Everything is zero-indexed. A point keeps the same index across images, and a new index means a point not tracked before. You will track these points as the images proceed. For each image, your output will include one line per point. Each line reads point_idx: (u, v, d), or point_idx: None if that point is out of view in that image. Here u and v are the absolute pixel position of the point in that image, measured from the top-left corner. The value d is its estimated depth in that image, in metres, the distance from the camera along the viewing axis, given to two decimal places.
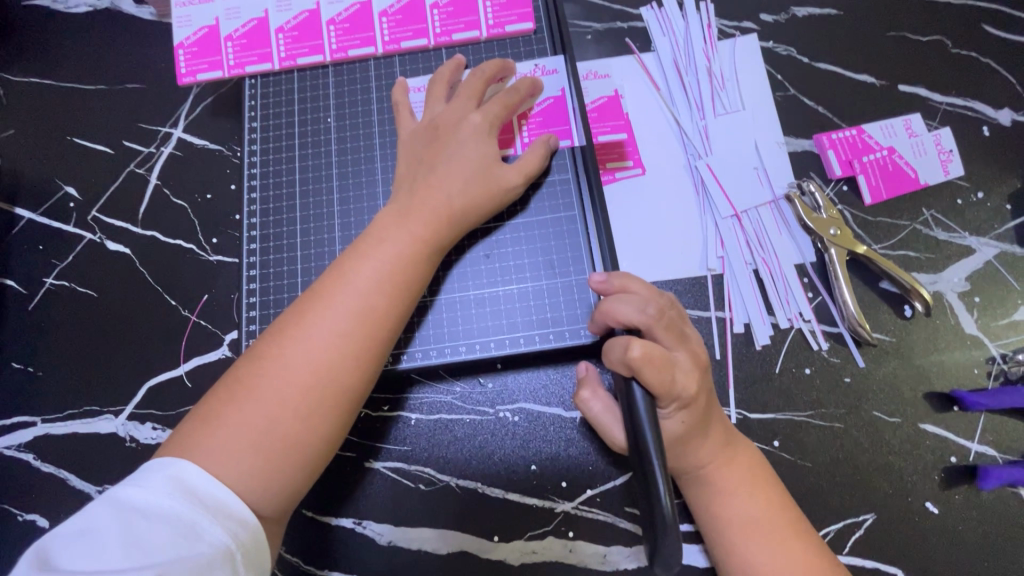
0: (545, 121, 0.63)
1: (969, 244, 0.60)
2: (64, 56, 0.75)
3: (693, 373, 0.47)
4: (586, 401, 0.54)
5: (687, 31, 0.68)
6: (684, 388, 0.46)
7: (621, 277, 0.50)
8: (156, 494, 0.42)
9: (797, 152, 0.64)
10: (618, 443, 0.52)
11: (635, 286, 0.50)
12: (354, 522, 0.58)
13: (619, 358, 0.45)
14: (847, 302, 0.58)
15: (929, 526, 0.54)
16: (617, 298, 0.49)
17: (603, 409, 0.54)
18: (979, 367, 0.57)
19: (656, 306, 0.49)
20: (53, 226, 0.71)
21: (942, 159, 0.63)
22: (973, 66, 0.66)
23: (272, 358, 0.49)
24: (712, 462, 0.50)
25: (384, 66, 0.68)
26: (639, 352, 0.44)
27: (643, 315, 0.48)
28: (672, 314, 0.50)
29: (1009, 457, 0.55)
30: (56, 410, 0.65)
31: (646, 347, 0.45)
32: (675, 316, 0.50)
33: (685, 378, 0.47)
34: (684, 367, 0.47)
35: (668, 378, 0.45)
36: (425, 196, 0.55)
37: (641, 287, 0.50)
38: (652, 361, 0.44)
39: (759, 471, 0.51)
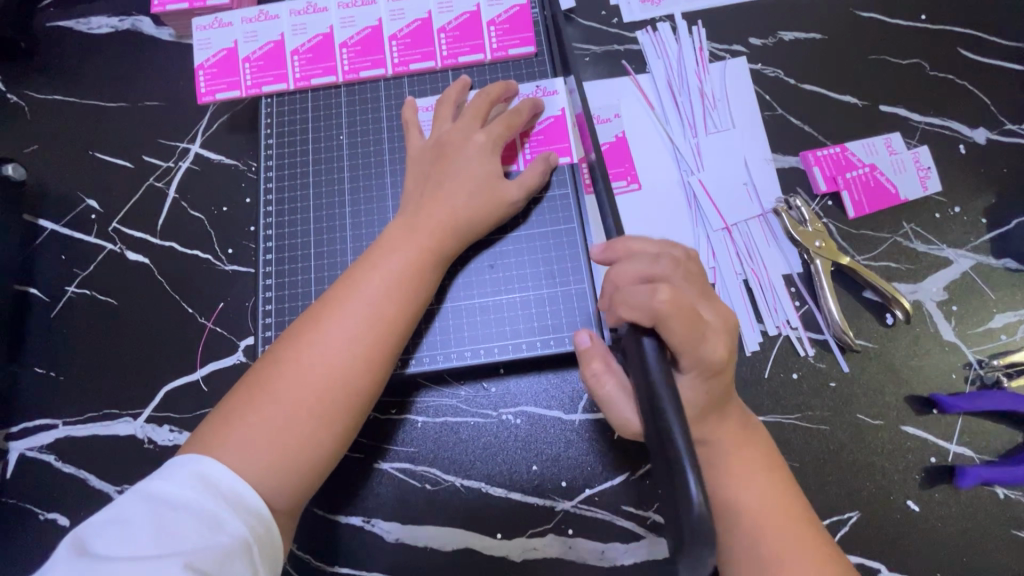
0: (547, 138, 0.66)
1: (946, 256, 0.64)
2: (87, 75, 0.79)
3: (718, 331, 0.48)
4: (597, 375, 0.53)
5: (680, 54, 0.72)
6: (710, 348, 0.46)
7: (624, 241, 0.50)
8: (183, 487, 0.45)
9: (784, 168, 0.68)
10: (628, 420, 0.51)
11: (647, 245, 0.51)
12: (363, 521, 0.61)
13: (640, 303, 0.45)
14: (832, 310, 0.61)
15: (910, 523, 0.57)
16: (629, 258, 0.49)
17: (614, 385, 0.52)
18: (957, 372, 0.60)
19: (672, 265, 0.49)
20: (74, 236, 0.74)
21: (921, 175, 0.66)
22: (950, 88, 0.70)
23: (289, 360, 0.52)
24: (727, 445, 0.51)
25: (393, 87, 0.72)
26: (665, 298, 0.44)
27: (656, 267, 0.48)
28: (692, 272, 0.50)
29: (986, 458, 0.58)
30: (76, 413, 0.68)
31: (670, 292, 0.45)
32: (696, 275, 0.50)
33: (712, 340, 0.47)
34: (710, 328, 0.47)
35: (691, 330, 0.45)
36: (432, 209, 0.59)
37: (649, 245, 0.51)
38: (676, 310, 0.44)
39: (769, 459, 0.52)
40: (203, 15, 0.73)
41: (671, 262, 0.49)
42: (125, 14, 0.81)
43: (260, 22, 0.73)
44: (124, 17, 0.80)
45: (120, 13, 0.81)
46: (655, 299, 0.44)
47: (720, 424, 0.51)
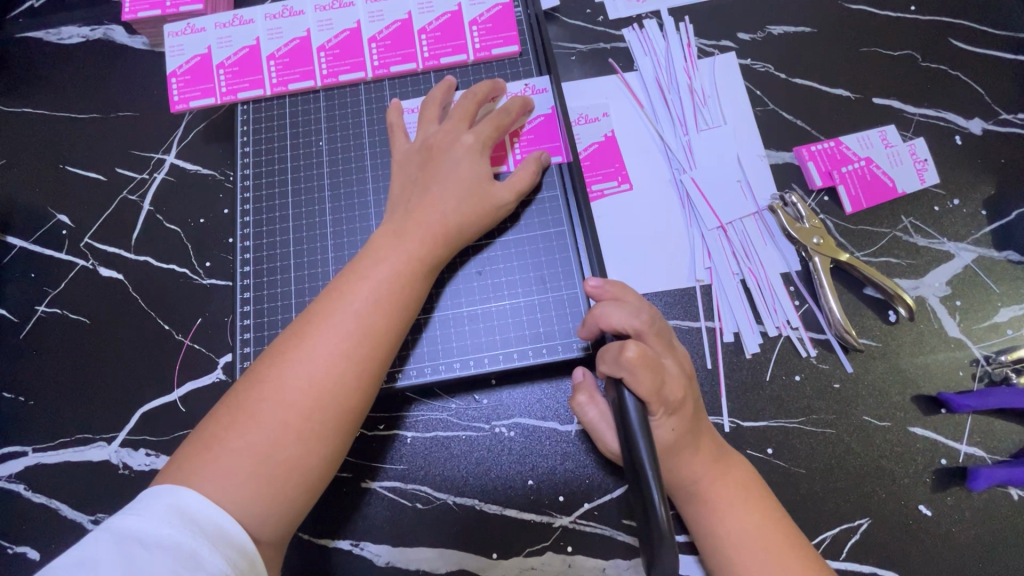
0: (536, 138, 0.64)
1: (947, 249, 0.62)
2: (56, 86, 0.76)
3: (679, 379, 0.49)
4: (582, 405, 0.55)
5: (668, 51, 0.70)
6: (671, 394, 0.47)
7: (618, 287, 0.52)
8: (157, 523, 0.42)
9: (778, 164, 0.66)
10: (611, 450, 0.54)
11: (630, 295, 0.53)
12: (351, 544, 0.58)
13: (612, 359, 0.47)
14: (833, 308, 0.59)
15: (923, 528, 0.54)
16: (609, 304, 0.51)
17: (598, 415, 0.55)
18: (963, 369, 0.58)
19: (649, 315, 0.51)
20: (45, 254, 0.71)
21: (918, 168, 0.65)
22: (943, 79, 0.68)
23: (272, 379, 0.49)
24: (701, 475, 0.50)
25: (373, 90, 0.70)
26: (633, 354, 0.45)
27: (635, 321, 0.50)
28: (662, 324, 0.51)
29: (999, 457, 0.56)
30: (47, 439, 0.64)
31: (641, 350, 0.46)
32: (665, 327, 0.52)
33: (671, 384, 0.48)
34: (672, 374, 0.48)
35: (659, 383, 0.46)
36: (420, 215, 0.56)
37: (633, 296, 0.53)
38: (643, 365, 0.45)
39: (753, 486, 0.51)
40: (175, 23, 0.71)
41: (649, 316, 0.50)
42: (96, 23, 0.78)
43: (234, 27, 0.71)
44: (96, 26, 0.78)
45: (92, 22, 0.78)
46: (624, 355, 0.46)
47: (694, 452, 0.50)
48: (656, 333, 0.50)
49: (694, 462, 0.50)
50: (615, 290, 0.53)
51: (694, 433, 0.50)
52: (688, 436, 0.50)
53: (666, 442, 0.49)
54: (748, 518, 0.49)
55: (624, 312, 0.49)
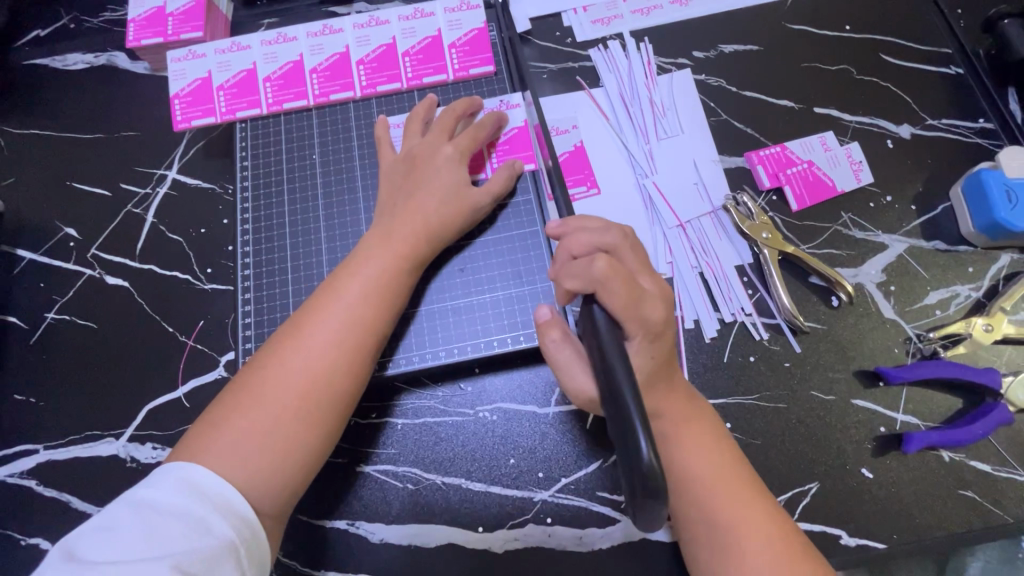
0: (511, 147, 0.71)
1: (882, 241, 0.69)
2: (63, 109, 0.82)
3: (657, 302, 0.52)
4: (553, 342, 0.54)
5: (630, 68, 0.77)
6: (650, 315, 0.50)
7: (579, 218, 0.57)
8: (170, 493, 0.46)
9: (730, 168, 0.73)
10: (580, 384, 0.53)
11: (593, 222, 0.57)
12: (347, 524, 0.62)
13: (584, 276, 0.50)
14: (781, 295, 0.66)
15: (866, 489, 0.60)
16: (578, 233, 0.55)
17: (569, 351, 0.54)
18: (898, 346, 0.65)
19: (616, 236, 0.54)
20: (53, 264, 0.75)
21: (854, 169, 0.72)
22: (875, 89, 0.76)
23: (273, 365, 0.54)
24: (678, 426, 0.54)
25: (362, 108, 0.76)
26: (603, 268, 0.49)
27: (607, 239, 0.54)
28: (635, 247, 0.56)
29: (931, 424, 0.62)
30: (58, 437, 0.68)
31: (610, 263, 0.50)
32: (638, 253, 0.55)
33: (650, 305, 0.51)
34: (651, 296, 0.51)
35: (631, 298, 0.49)
36: (405, 217, 0.62)
37: (601, 225, 0.56)
38: (615, 278, 0.49)
39: (722, 439, 0.56)
40: (177, 49, 0.77)
41: (619, 233, 0.55)
42: (101, 50, 0.84)
43: (232, 53, 0.77)
44: (100, 53, 0.84)
45: (96, 50, 0.84)
46: (595, 269, 0.49)
47: (667, 392, 0.55)
48: (629, 247, 0.55)
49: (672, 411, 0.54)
50: (576, 223, 0.57)
51: (667, 369, 0.54)
52: (663, 367, 0.53)
53: (642, 366, 0.51)
54: (719, 467, 0.53)
55: (592, 233, 0.54)
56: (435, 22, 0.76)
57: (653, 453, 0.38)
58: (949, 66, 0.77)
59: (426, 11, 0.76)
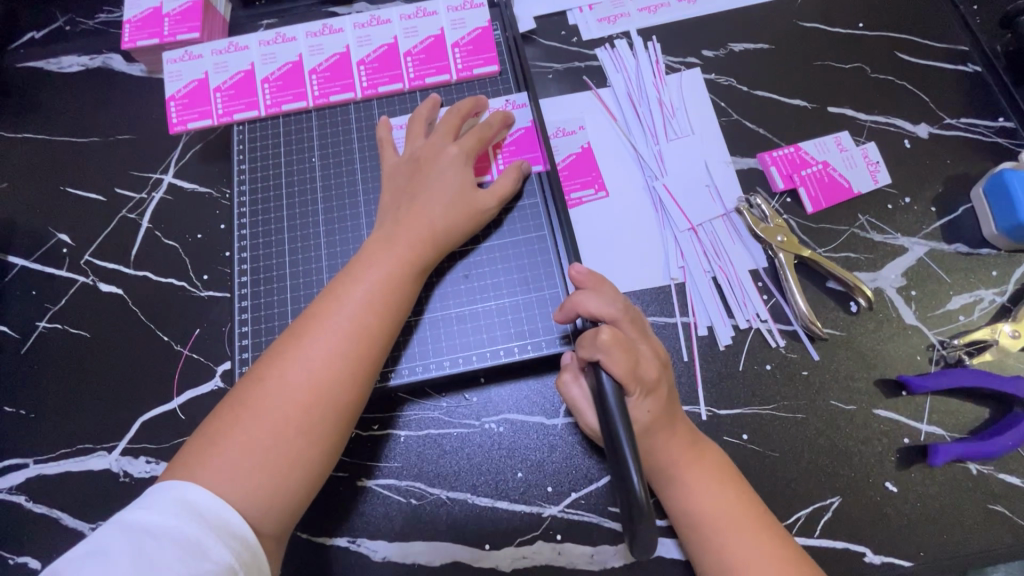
0: (517, 148, 0.69)
1: (901, 244, 0.67)
2: (57, 112, 0.80)
3: (653, 363, 0.54)
4: (567, 384, 0.58)
5: (638, 67, 0.75)
6: (647, 372, 0.52)
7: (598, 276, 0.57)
8: (164, 515, 0.44)
9: (743, 169, 0.71)
10: (590, 427, 0.57)
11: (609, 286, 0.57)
12: (348, 541, 0.60)
13: (589, 343, 0.52)
14: (798, 301, 0.63)
15: (890, 503, 0.58)
16: (587, 293, 0.55)
17: (581, 395, 0.58)
18: (921, 353, 0.62)
19: (622, 303, 0.56)
20: (46, 272, 0.73)
21: (871, 169, 0.70)
22: (891, 88, 0.74)
23: (273, 376, 0.52)
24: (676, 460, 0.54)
25: (363, 110, 0.74)
26: (607, 336, 0.51)
27: (611, 309, 0.55)
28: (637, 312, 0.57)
29: (957, 435, 0.60)
30: (49, 450, 0.66)
31: (613, 333, 0.51)
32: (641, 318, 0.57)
33: (647, 364, 0.53)
34: (647, 357, 0.53)
35: (633, 363, 0.51)
36: (410, 222, 0.60)
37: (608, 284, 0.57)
38: (616, 346, 0.51)
39: (725, 471, 0.54)
40: (173, 50, 0.76)
41: (622, 304, 0.55)
42: (96, 52, 0.82)
43: (230, 53, 0.75)
44: (95, 55, 0.82)
45: (91, 52, 0.82)
46: (599, 338, 0.51)
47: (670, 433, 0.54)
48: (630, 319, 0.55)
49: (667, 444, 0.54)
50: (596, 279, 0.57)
51: (669, 417, 0.54)
52: (664, 416, 0.54)
53: (641, 422, 0.53)
54: (720, 499, 0.52)
55: (600, 300, 0.54)
56: (438, 21, 0.74)
57: (643, 487, 0.41)
58: (966, 63, 0.75)
59: (429, 10, 0.74)
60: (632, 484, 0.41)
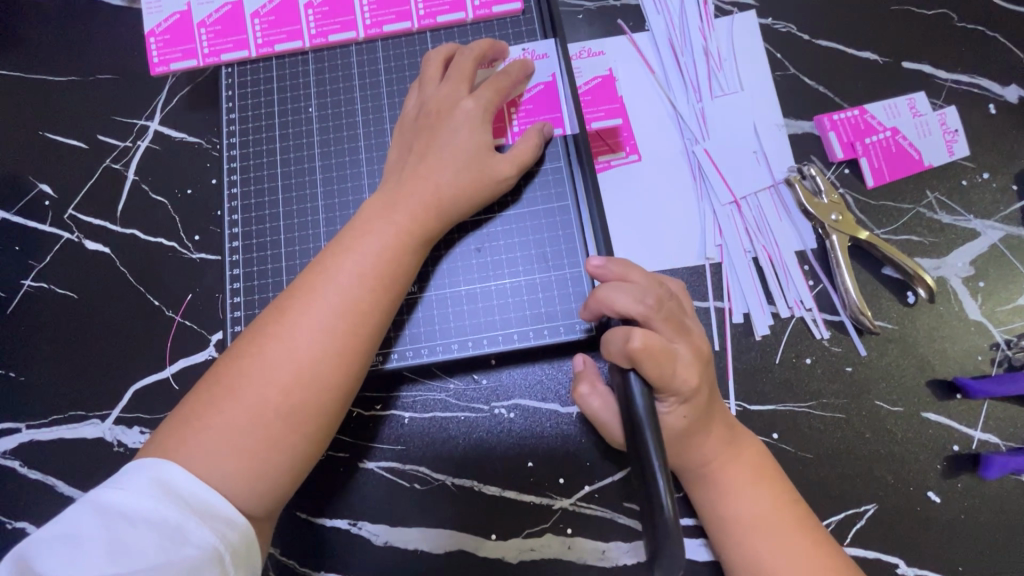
0: (535, 108, 0.60)
1: (974, 227, 0.59)
2: (27, 45, 0.71)
3: (693, 365, 0.45)
4: (585, 395, 0.53)
5: (682, 9, 0.65)
6: (685, 383, 0.44)
7: (621, 264, 0.48)
8: (139, 497, 0.40)
9: (797, 134, 0.62)
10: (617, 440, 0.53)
11: (636, 276, 0.48)
12: (349, 524, 0.57)
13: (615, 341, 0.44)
14: (849, 289, 0.57)
15: (931, 515, 0.53)
16: (613, 286, 0.46)
17: (602, 405, 0.53)
18: (983, 353, 0.56)
19: (656, 297, 0.46)
20: (28, 226, 0.68)
21: (947, 139, 0.61)
22: (980, 41, 0.63)
23: (253, 356, 0.46)
24: (753, 505, 0.48)
25: (365, 51, 0.65)
26: (639, 342, 0.42)
27: (641, 306, 0.45)
28: (672, 303, 0.48)
29: (1013, 444, 0.55)
30: (40, 416, 0.63)
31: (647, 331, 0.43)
32: (676, 307, 0.48)
33: (685, 372, 0.45)
34: (687, 362, 0.45)
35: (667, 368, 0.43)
36: (414, 186, 0.53)
37: (641, 277, 0.48)
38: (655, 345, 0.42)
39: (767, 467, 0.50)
40: None
41: (654, 298, 0.46)
42: None
43: None
44: None
45: None
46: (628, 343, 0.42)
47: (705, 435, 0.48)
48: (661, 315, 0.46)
49: (732, 477, 0.49)
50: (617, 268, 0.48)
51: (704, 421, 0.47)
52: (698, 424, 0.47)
53: (675, 427, 0.47)
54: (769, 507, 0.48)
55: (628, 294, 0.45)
56: None
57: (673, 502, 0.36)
58: None
59: None
60: (660, 503, 0.36)
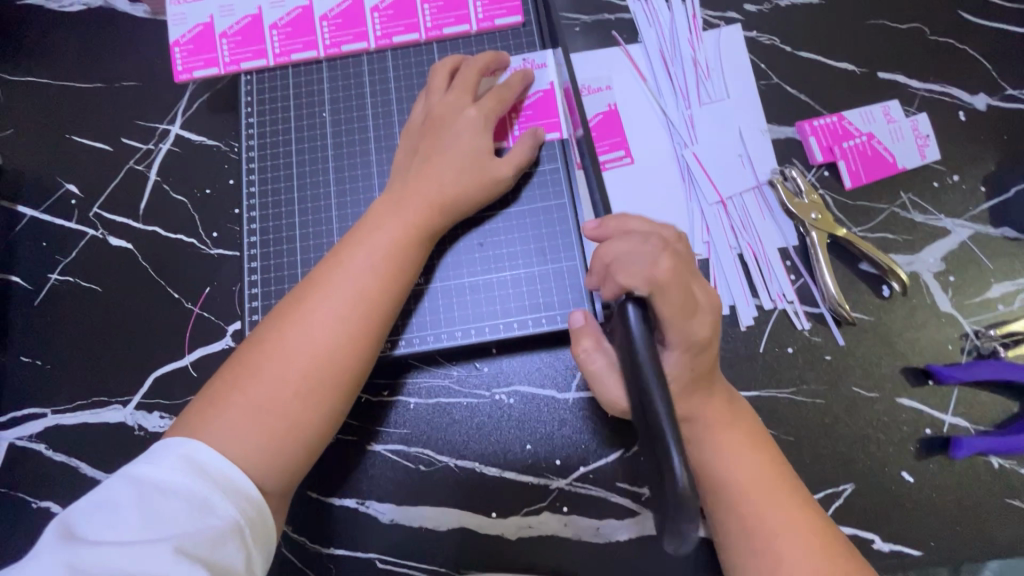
0: (535, 113, 0.65)
1: (944, 225, 0.63)
2: (56, 54, 0.76)
3: (706, 316, 0.48)
4: (586, 354, 0.52)
5: (672, 22, 0.69)
6: (698, 330, 0.46)
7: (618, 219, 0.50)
8: (170, 471, 0.43)
9: (779, 139, 0.66)
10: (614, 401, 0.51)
11: (635, 225, 0.49)
12: (357, 502, 0.61)
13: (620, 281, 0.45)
14: (827, 282, 0.61)
15: (905, 494, 0.57)
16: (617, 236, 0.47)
17: (603, 365, 0.51)
18: (953, 343, 0.60)
19: (663, 241, 0.48)
20: (55, 223, 0.72)
21: (920, 143, 0.65)
22: (950, 53, 0.68)
23: (273, 342, 0.49)
24: (744, 468, 0.50)
25: (376, 61, 0.70)
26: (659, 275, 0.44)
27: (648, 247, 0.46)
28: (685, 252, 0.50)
29: (982, 428, 0.58)
30: (65, 402, 0.67)
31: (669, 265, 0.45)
32: (685, 254, 0.50)
33: (698, 318, 0.47)
34: (699, 309, 0.47)
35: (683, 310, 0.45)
36: (422, 186, 0.57)
37: (643, 225, 0.50)
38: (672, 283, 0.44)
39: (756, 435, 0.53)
40: None
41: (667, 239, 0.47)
42: None
43: None
44: None
45: None
46: (651, 275, 0.44)
47: (701, 398, 0.51)
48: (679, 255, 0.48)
49: (725, 439, 0.51)
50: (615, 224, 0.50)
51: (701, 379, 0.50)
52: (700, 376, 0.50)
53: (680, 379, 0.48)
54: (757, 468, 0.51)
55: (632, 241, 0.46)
56: None
57: (687, 472, 0.34)
58: None
59: None
60: (675, 472, 0.33)
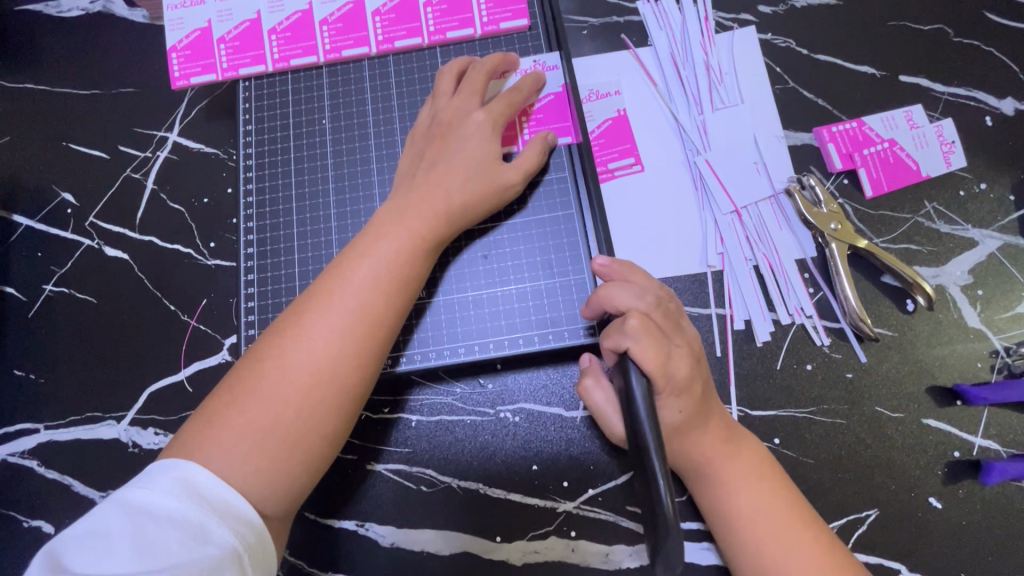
0: (546, 117, 0.62)
1: (972, 236, 0.60)
2: (53, 60, 0.74)
3: (685, 358, 0.48)
4: (587, 389, 0.55)
5: (683, 24, 0.67)
6: (676, 373, 0.47)
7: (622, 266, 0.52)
8: (164, 496, 0.41)
9: (796, 145, 0.63)
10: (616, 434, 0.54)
11: (635, 276, 0.52)
12: (356, 525, 0.58)
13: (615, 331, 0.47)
14: (849, 297, 0.58)
15: (933, 520, 0.54)
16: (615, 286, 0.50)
17: (603, 401, 0.54)
18: (983, 361, 0.57)
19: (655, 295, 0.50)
20: (51, 232, 0.70)
21: (944, 150, 0.62)
22: (976, 55, 0.65)
23: (272, 358, 0.47)
24: (754, 501, 0.48)
25: (377, 66, 0.68)
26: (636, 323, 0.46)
27: (641, 303, 0.49)
28: (671, 305, 0.51)
29: (1014, 451, 0.55)
30: (58, 417, 0.65)
31: (643, 319, 0.47)
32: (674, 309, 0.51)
33: (679, 360, 0.48)
34: (679, 354, 0.48)
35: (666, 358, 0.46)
36: (426, 194, 0.55)
37: (638, 277, 0.52)
38: (648, 334, 0.46)
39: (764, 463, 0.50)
40: None
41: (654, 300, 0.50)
42: None
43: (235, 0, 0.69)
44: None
45: None
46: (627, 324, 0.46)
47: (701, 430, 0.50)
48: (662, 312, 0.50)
49: (731, 471, 0.49)
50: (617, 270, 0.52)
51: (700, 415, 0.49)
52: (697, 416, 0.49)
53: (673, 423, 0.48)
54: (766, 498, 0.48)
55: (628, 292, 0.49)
56: None
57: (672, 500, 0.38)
58: None
59: None
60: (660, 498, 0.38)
